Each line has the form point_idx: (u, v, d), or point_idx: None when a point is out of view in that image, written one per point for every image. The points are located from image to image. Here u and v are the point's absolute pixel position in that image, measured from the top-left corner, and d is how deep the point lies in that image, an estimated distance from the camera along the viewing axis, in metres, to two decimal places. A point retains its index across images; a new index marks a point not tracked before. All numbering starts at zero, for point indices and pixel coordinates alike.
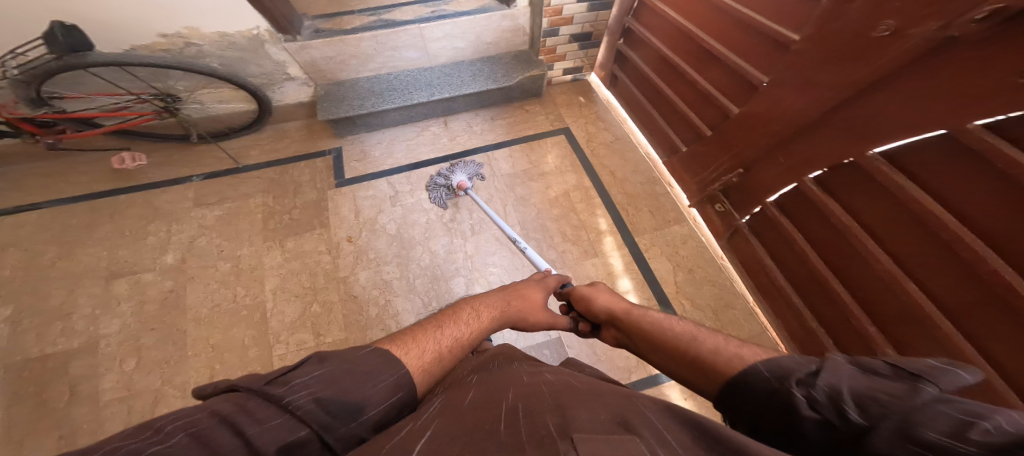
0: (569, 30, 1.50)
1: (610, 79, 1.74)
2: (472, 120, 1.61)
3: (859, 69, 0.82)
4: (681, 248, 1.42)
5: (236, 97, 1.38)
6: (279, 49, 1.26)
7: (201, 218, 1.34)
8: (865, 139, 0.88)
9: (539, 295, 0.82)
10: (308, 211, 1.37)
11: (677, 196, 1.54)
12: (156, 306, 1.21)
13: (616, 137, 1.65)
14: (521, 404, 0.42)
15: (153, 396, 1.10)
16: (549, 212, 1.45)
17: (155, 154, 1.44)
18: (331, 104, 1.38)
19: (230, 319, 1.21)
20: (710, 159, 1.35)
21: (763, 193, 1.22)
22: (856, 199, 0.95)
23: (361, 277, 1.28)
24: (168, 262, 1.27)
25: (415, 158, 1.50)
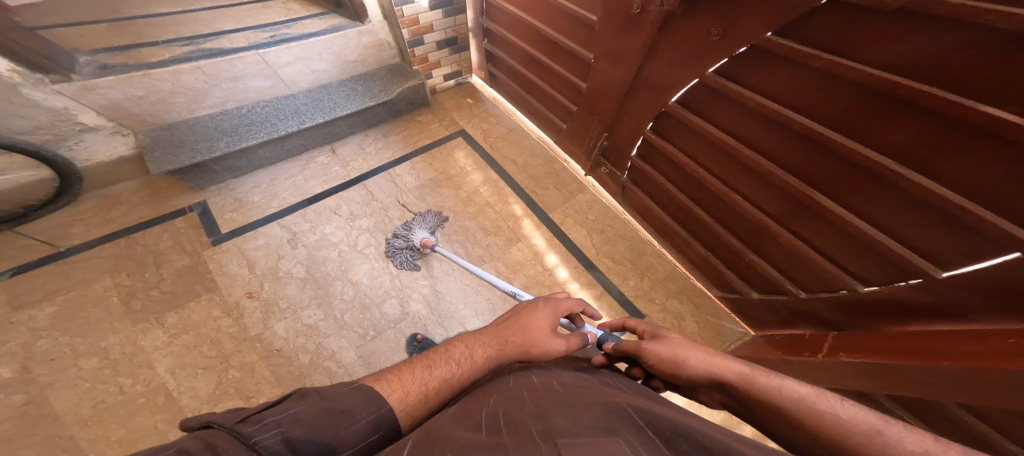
0: (433, 36, 1.41)
1: (490, 78, 1.67)
2: (362, 141, 1.47)
3: (640, 37, 0.97)
4: (590, 213, 1.48)
5: (17, 165, 1.03)
6: (50, 93, 0.95)
7: (30, 319, 1.04)
8: (667, 94, 1.01)
9: (544, 320, 0.66)
10: (182, 278, 1.15)
11: (574, 169, 1.57)
12: (13, 424, 0.94)
13: (509, 130, 1.62)
14: (502, 412, 0.43)
15: None
16: (465, 212, 1.39)
17: None
18: (166, 150, 1.07)
19: (124, 409, 1.00)
20: (584, 132, 1.39)
21: (626, 152, 1.30)
22: (683, 141, 1.08)
23: (278, 330, 1.15)
24: (3, 376, 0.98)
25: (306, 193, 1.33)
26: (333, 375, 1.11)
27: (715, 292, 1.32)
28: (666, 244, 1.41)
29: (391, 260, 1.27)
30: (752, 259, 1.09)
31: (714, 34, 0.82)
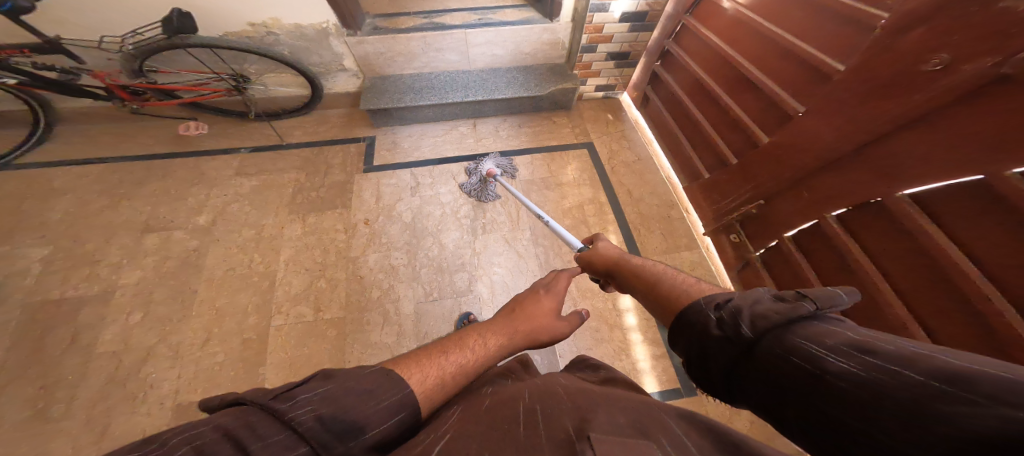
0: (608, 47, 1.60)
1: (643, 99, 1.83)
2: (500, 124, 1.74)
3: (896, 106, 0.83)
4: (688, 274, 1.41)
5: (294, 82, 1.58)
6: (340, 42, 1.45)
7: (237, 186, 1.47)
8: (894, 177, 0.86)
9: (546, 303, 0.72)
10: (333, 190, 1.48)
11: (693, 222, 1.56)
12: (177, 263, 1.31)
13: (637, 158, 1.72)
14: (540, 407, 0.43)
15: (144, 353, 1.15)
16: (561, 221, 1.49)
17: (215, 125, 1.63)
18: (374, 95, 1.55)
19: (239, 283, 1.28)
20: (730, 191, 1.38)
21: (779, 228, 1.21)
22: (876, 240, 0.93)
23: (370, 259, 1.33)
24: (200, 222, 1.39)
25: (439, 154, 1.61)
26: (388, 316, 1.23)
27: None
28: None
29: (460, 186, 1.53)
30: None
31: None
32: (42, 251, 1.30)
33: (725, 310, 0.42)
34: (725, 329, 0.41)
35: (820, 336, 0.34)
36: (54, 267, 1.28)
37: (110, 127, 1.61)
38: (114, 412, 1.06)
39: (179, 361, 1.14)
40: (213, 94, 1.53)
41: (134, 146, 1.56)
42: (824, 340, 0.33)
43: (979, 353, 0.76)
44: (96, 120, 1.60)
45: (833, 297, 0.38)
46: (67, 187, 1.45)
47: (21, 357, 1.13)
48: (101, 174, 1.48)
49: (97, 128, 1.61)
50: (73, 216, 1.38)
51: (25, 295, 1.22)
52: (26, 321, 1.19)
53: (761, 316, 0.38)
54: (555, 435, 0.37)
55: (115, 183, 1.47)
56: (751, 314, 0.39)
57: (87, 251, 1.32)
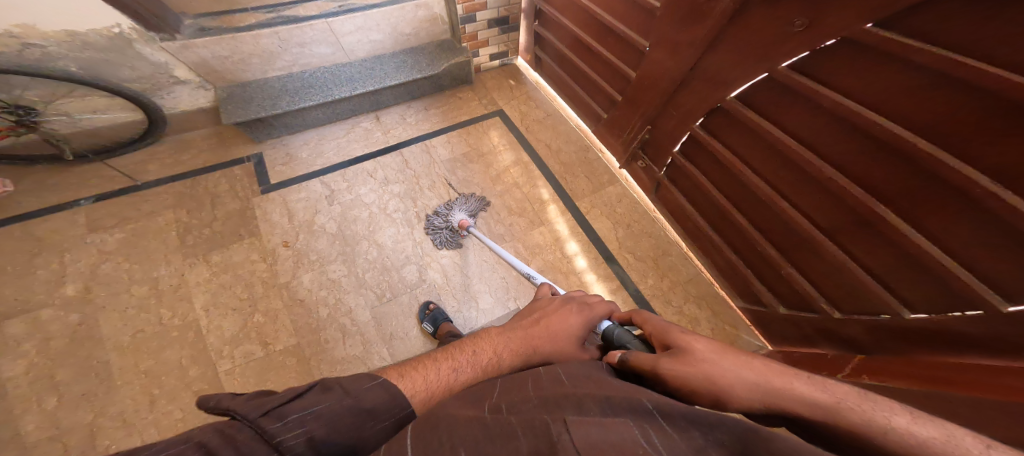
0: (485, 14, 1.45)
1: (536, 61, 1.74)
2: (405, 111, 1.57)
3: (703, 31, 0.98)
4: (617, 207, 1.56)
5: (114, 105, 1.19)
6: (154, 49, 1.09)
7: (100, 243, 1.21)
8: (724, 87, 1.02)
9: (574, 324, 0.66)
10: (231, 220, 1.29)
11: (609, 161, 1.65)
12: (65, 342, 1.11)
13: (547, 114, 1.70)
14: (505, 402, 0.45)
15: (88, 431, 1.02)
16: (493, 189, 1.49)
17: (25, 181, 1.24)
18: (237, 106, 1.23)
19: (159, 342, 1.15)
20: (624, 124, 1.46)
21: (667, 148, 1.35)
22: (737, 141, 1.08)
23: (304, 280, 1.26)
24: (70, 293, 1.15)
25: (348, 155, 1.44)
26: (347, 330, 1.22)
27: (739, 303, 1.37)
28: (694, 248, 1.48)
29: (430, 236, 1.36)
30: (787, 272, 1.09)
31: (795, 25, 0.78)
32: None
33: None
34: None
35: None
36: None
37: None
38: None
39: (135, 428, 1.04)
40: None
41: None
42: None
43: (832, 211, 0.90)
44: None
45: None
46: None
47: None
48: None
49: None
50: None
51: None
52: None
53: None
54: (533, 429, 0.37)
55: None
56: None
57: None
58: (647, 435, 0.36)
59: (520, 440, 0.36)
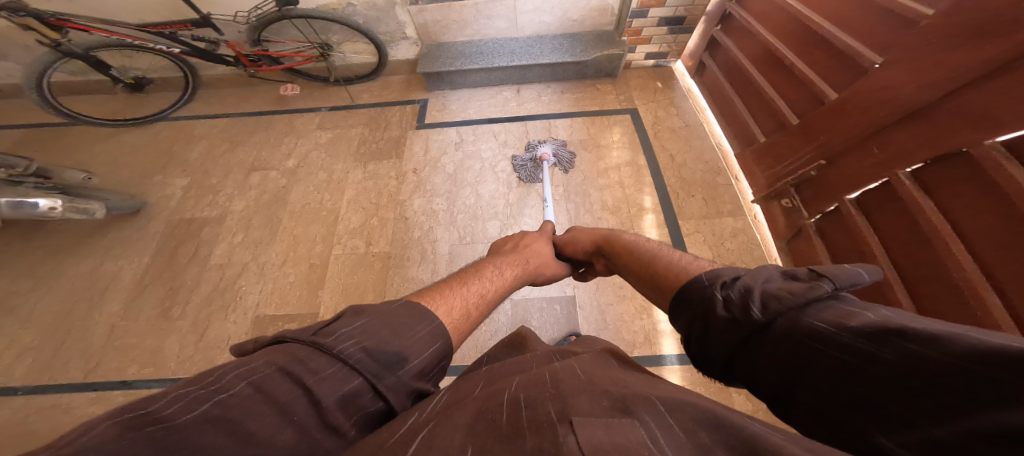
0: (659, 12, 1.63)
1: (699, 67, 1.82)
2: (543, 91, 1.83)
3: (989, 50, 0.75)
4: (727, 241, 1.42)
5: (367, 51, 1.87)
6: (404, 12, 1.68)
7: (317, 137, 1.78)
8: (986, 127, 0.78)
9: (545, 248, 0.99)
10: (390, 144, 1.71)
11: (742, 190, 1.53)
12: (269, 197, 1.65)
13: (685, 124, 1.71)
14: (522, 395, 0.40)
15: (241, 269, 1.51)
16: (595, 181, 1.56)
17: (305, 89, 1.97)
18: (429, 60, 1.75)
19: (310, 217, 1.57)
20: (788, 153, 1.32)
21: (838, 191, 1.15)
22: (958, 202, 0.84)
23: (414, 203, 1.54)
24: (288, 166, 1.71)
25: (485, 115, 1.76)
26: (425, 255, 1.44)
27: None
28: None
29: (516, 171, 1.57)
30: None
31: None
32: (184, 181, 1.75)
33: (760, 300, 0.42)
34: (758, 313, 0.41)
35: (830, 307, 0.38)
36: (189, 195, 1.71)
37: (230, 92, 2.04)
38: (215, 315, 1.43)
39: (266, 281, 1.47)
40: (305, 61, 1.85)
41: (248, 105, 1.95)
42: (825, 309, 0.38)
43: None
44: (224, 88, 2.05)
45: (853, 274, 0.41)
46: (203, 134, 1.90)
47: (169, 263, 1.55)
48: (224, 125, 1.90)
49: (220, 94, 2.04)
50: (206, 157, 1.82)
51: (176, 213, 1.68)
52: (173, 232, 1.61)
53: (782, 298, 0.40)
54: (538, 427, 0.33)
55: (230, 134, 1.86)
56: (767, 295, 0.42)
57: (211, 182, 1.73)
58: (654, 436, 0.33)
59: (526, 438, 0.32)
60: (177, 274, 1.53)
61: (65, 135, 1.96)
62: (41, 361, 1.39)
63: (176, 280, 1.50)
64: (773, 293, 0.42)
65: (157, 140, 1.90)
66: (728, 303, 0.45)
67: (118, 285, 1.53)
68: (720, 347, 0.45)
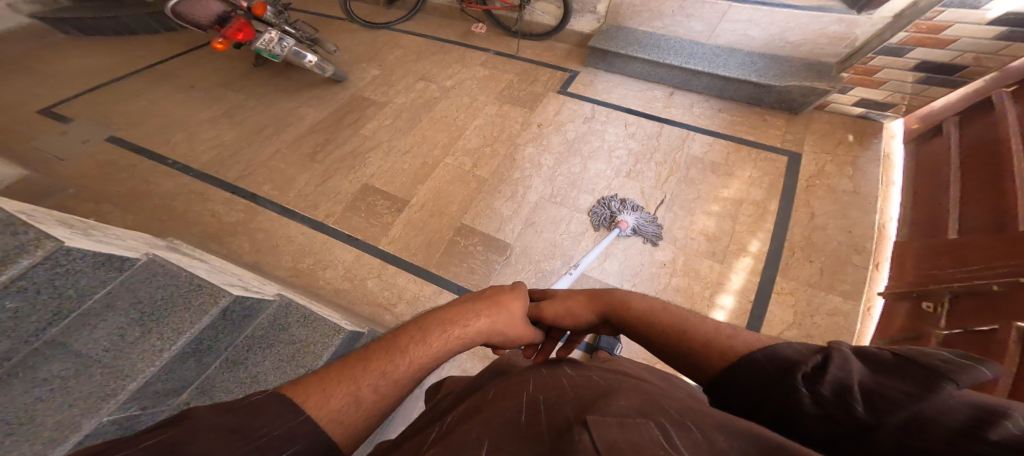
0: (922, 54, 1.55)
1: (929, 133, 1.61)
2: (699, 101, 2.05)
3: None
4: (819, 316, 1.36)
5: (552, 13, 2.33)
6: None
7: (476, 72, 2.37)
8: None
9: (515, 307, 0.69)
10: (530, 96, 2.17)
11: (875, 281, 1.41)
12: (421, 102, 2.25)
13: (855, 190, 1.65)
14: (543, 400, 0.48)
15: (374, 144, 2.09)
16: (711, 207, 1.66)
17: (492, 33, 2.59)
18: (603, 38, 2.15)
19: (436, 128, 2.10)
20: (978, 255, 1.12)
21: (1013, 312, 0.96)
22: None
23: (527, 149, 1.94)
24: (445, 84, 2.33)
25: (626, 104, 2.07)
26: (514, 195, 1.78)
27: None
28: None
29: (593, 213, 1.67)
30: None
31: None
32: (382, 72, 2.47)
33: (855, 395, 0.38)
34: (857, 411, 0.37)
35: (954, 409, 0.34)
36: (378, 82, 2.41)
37: (438, 21, 2.77)
38: (338, 170, 2.00)
39: (386, 152, 2.04)
40: (501, 8, 2.43)
41: (442, 34, 2.66)
42: (950, 412, 0.34)
43: None
44: (432, 18, 2.79)
45: (967, 370, 0.37)
46: (407, 49, 2.59)
47: (331, 120, 2.24)
48: (411, 50, 2.59)
49: (433, 20, 2.78)
50: (397, 62, 2.53)
51: (360, 88, 2.40)
52: (347, 101, 2.33)
53: (887, 397, 0.37)
54: (555, 432, 0.39)
55: (414, 56, 2.54)
56: (865, 389, 0.38)
57: (390, 79, 2.42)
58: (668, 436, 0.35)
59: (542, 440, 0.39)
60: (335, 125, 2.21)
61: (329, 26, 2.83)
62: (223, 155, 2.12)
63: (340, 130, 2.18)
64: (874, 391, 0.38)
65: (375, 44, 2.67)
66: (815, 396, 0.41)
67: (299, 126, 2.23)
68: (804, 439, 0.41)
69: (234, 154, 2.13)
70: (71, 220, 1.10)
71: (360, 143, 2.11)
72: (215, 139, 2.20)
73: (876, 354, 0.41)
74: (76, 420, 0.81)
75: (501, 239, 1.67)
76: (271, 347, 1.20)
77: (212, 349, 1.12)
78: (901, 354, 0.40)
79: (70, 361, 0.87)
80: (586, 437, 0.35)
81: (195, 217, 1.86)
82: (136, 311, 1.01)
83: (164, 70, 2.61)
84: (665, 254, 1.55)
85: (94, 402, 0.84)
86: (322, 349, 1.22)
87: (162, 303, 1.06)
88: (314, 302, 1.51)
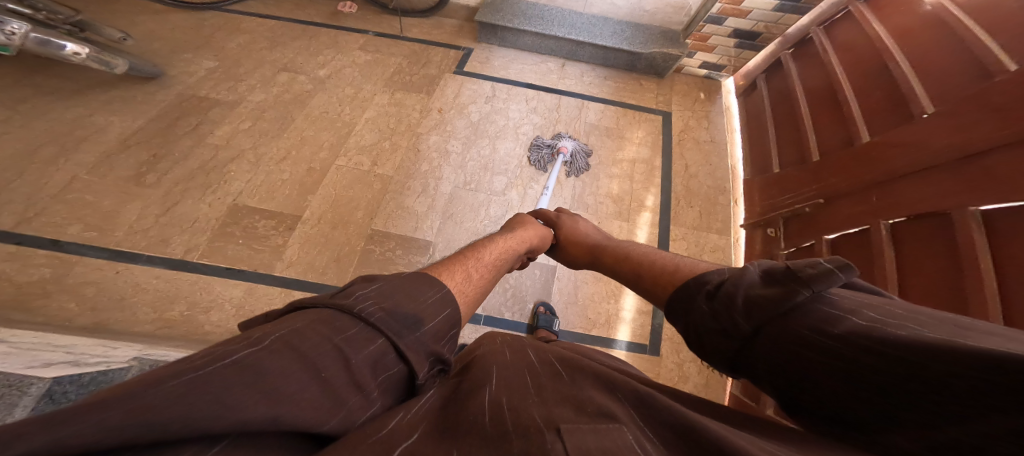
0: (734, 23, 1.90)
1: (748, 87, 2.02)
2: (586, 71, 2.16)
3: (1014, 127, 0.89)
4: (702, 253, 1.65)
5: None
6: None
7: (356, 57, 2.07)
8: (974, 193, 0.93)
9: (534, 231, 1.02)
10: (424, 80, 2.00)
11: (735, 215, 1.76)
12: (292, 97, 1.89)
13: (710, 139, 1.98)
14: (505, 401, 0.43)
15: (238, 154, 1.70)
16: (612, 171, 1.82)
17: (363, 9, 2.28)
18: (489, 12, 2.08)
19: (323, 127, 1.81)
20: (793, 187, 1.52)
21: (822, 228, 1.34)
22: (916, 251, 1.02)
23: (431, 137, 1.81)
24: (320, 74, 1.98)
25: (524, 79, 2.07)
26: (426, 190, 1.67)
27: (734, 388, 1.43)
28: None
29: (528, 154, 1.80)
30: None
31: None
32: (229, 63, 1.98)
33: (739, 306, 0.48)
34: (742, 321, 0.47)
35: (817, 311, 0.43)
36: (226, 76, 1.93)
37: None
38: (191, 194, 1.59)
39: (259, 164, 1.68)
40: None
41: (302, 13, 2.23)
42: (813, 314, 0.43)
43: None
44: None
45: (834, 278, 0.45)
46: (263, 34, 2.12)
47: (164, 130, 1.73)
48: (266, 35, 2.11)
49: None
50: (246, 49, 2.04)
51: (200, 86, 1.88)
52: (182, 103, 1.81)
53: (758, 303, 0.47)
54: (526, 431, 0.37)
55: (270, 42, 2.08)
56: (748, 298, 0.48)
57: (242, 71, 1.96)
58: (637, 441, 0.38)
59: (512, 443, 0.35)
60: (172, 137, 1.72)
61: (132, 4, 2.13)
62: None
63: (181, 142, 1.71)
64: (757, 300, 0.47)
65: (208, 27, 2.10)
66: (716, 313, 0.51)
67: (113, 141, 1.68)
68: (717, 353, 0.51)
69: (5, 194, 1.50)
70: None
71: (218, 156, 1.69)
72: None
73: (773, 269, 0.50)
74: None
75: (421, 239, 1.56)
76: None
77: None
78: (788, 266, 0.48)
79: None
80: (559, 444, 0.35)
81: None
82: None
83: None
84: None
85: None
86: None
87: None
88: None
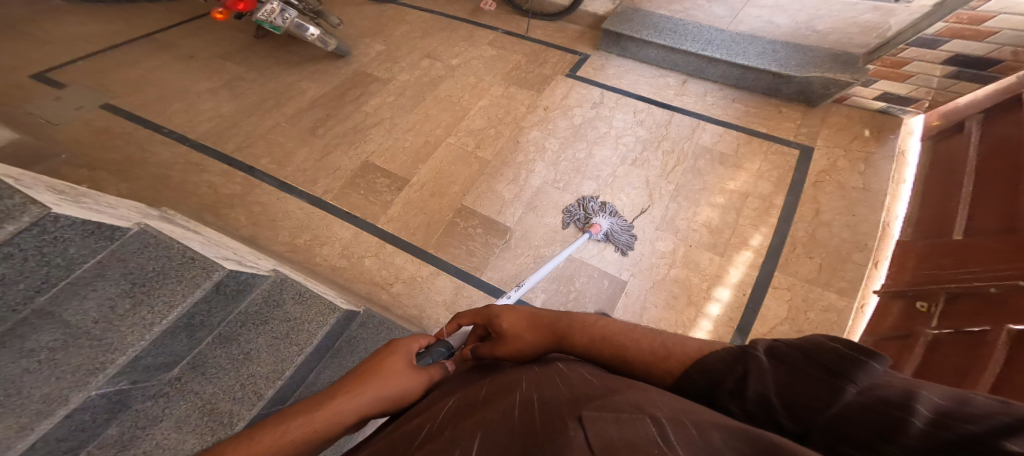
0: (956, 47, 1.51)
1: (948, 131, 1.59)
2: (711, 90, 2.02)
3: None
4: (814, 314, 1.37)
5: None
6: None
7: (484, 52, 2.32)
8: None
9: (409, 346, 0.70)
10: (539, 79, 2.13)
11: (872, 279, 1.43)
12: (427, 80, 2.21)
13: (863, 187, 1.65)
14: (537, 399, 0.45)
15: (377, 120, 2.06)
16: (716, 199, 1.65)
17: (501, 9, 2.56)
18: (617, 21, 2.13)
19: (444, 108, 2.07)
20: (983, 260, 1.11)
21: (1009, 313, 0.95)
22: None
23: (533, 132, 1.91)
24: (453, 64, 2.28)
25: (637, 91, 2.04)
26: (517, 179, 1.76)
27: None
28: None
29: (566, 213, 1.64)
30: None
31: None
32: (388, 48, 2.42)
33: (769, 404, 0.37)
34: (784, 422, 0.35)
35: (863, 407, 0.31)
36: (384, 59, 2.36)
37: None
38: (338, 145, 1.98)
39: (390, 130, 2.01)
40: None
41: (451, 10, 2.60)
42: (860, 412, 0.31)
43: None
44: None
45: (867, 366, 0.33)
46: (417, 26, 2.53)
47: (333, 94, 2.20)
48: (419, 27, 2.52)
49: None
50: (403, 38, 2.47)
51: (366, 65, 2.34)
52: (350, 77, 2.28)
53: (793, 400, 0.35)
54: (553, 422, 0.36)
55: (421, 33, 2.48)
56: (774, 393, 0.37)
57: (396, 55, 2.37)
58: (664, 433, 0.32)
59: (539, 431, 0.36)
60: (337, 101, 2.17)
61: None
62: (222, 126, 2.08)
63: (342, 106, 2.15)
64: (788, 396, 0.36)
65: (381, 18, 2.61)
66: (741, 409, 0.39)
67: (301, 99, 2.20)
68: None
69: (233, 127, 2.09)
70: (59, 186, 1.06)
71: (364, 120, 2.08)
72: (214, 110, 2.15)
73: (783, 352, 0.39)
74: (63, 394, 0.80)
75: (502, 222, 1.66)
76: (265, 323, 1.21)
77: (205, 324, 1.11)
78: (801, 351, 0.38)
79: (59, 332, 0.85)
80: (580, 431, 0.32)
81: (192, 188, 1.83)
82: (128, 281, 0.99)
83: (163, 40, 2.54)
84: (665, 244, 1.55)
85: (82, 375, 0.83)
86: (316, 328, 1.25)
87: (156, 273, 1.04)
88: (310, 279, 1.49)
